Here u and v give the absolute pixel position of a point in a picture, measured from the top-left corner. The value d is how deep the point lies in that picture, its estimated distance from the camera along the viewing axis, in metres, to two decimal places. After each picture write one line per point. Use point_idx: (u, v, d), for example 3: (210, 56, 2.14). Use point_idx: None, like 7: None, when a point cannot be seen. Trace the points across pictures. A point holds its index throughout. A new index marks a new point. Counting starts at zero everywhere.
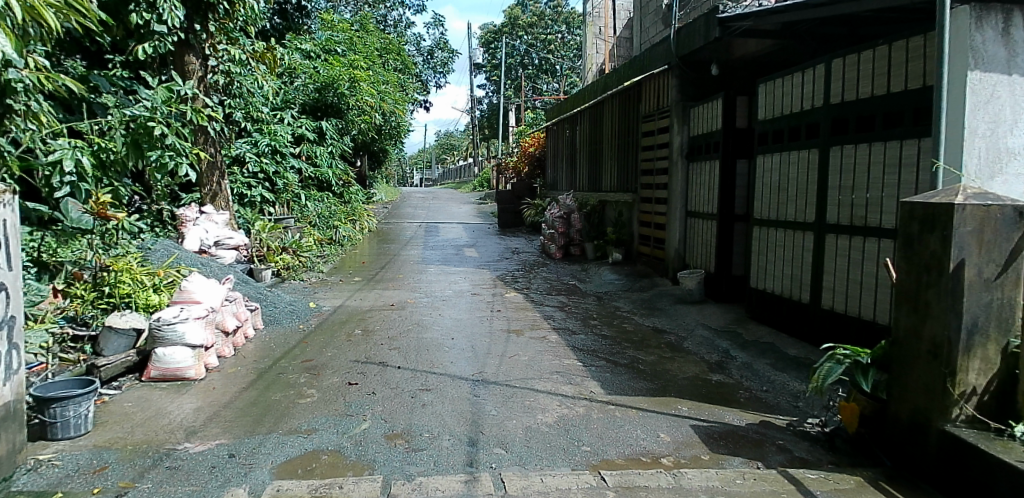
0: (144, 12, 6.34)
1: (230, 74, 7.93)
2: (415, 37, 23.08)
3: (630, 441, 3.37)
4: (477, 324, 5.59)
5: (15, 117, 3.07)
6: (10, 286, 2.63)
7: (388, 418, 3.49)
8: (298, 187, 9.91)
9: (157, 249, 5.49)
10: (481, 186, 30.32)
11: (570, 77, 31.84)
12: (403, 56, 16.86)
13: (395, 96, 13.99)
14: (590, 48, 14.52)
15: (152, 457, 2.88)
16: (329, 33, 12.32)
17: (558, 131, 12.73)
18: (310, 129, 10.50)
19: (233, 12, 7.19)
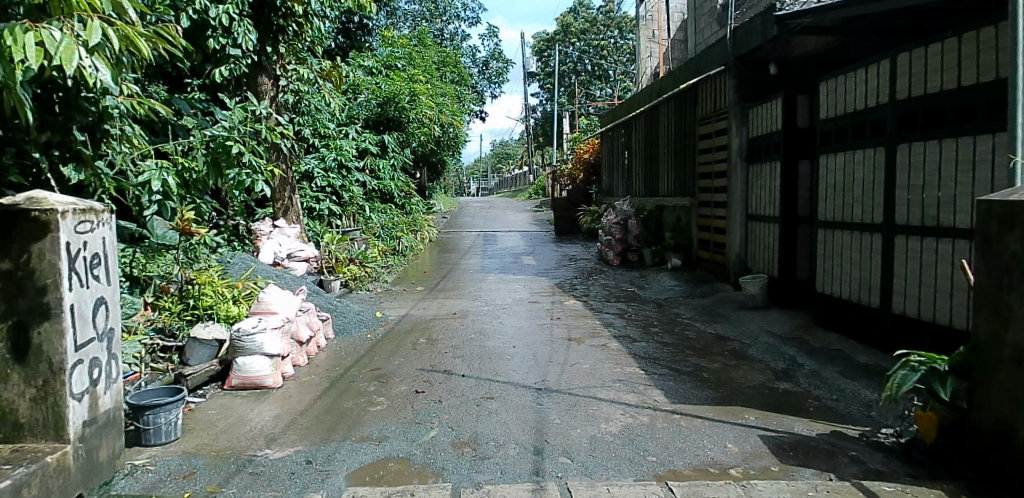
0: (221, 37, 6.70)
1: (299, 93, 8.25)
2: (470, 49, 23.41)
3: (697, 452, 3.31)
4: (539, 332, 5.60)
5: (114, 143, 3.25)
6: (110, 299, 2.82)
7: (455, 425, 3.54)
8: (363, 200, 10.17)
9: (235, 263, 5.71)
10: (537, 194, 30.52)
11: (624, 82, 31.83)
12: (460, 69, 17.18)
13: (453, 108, 14.34)
14: (644, 52, 14.41)
15: (235, 463, 3.01)
16: (390, 50, 12.60)
17: (612, 135, 12.65)
18: (374, 143, 10.78)
19: (302, 33, 7.48)
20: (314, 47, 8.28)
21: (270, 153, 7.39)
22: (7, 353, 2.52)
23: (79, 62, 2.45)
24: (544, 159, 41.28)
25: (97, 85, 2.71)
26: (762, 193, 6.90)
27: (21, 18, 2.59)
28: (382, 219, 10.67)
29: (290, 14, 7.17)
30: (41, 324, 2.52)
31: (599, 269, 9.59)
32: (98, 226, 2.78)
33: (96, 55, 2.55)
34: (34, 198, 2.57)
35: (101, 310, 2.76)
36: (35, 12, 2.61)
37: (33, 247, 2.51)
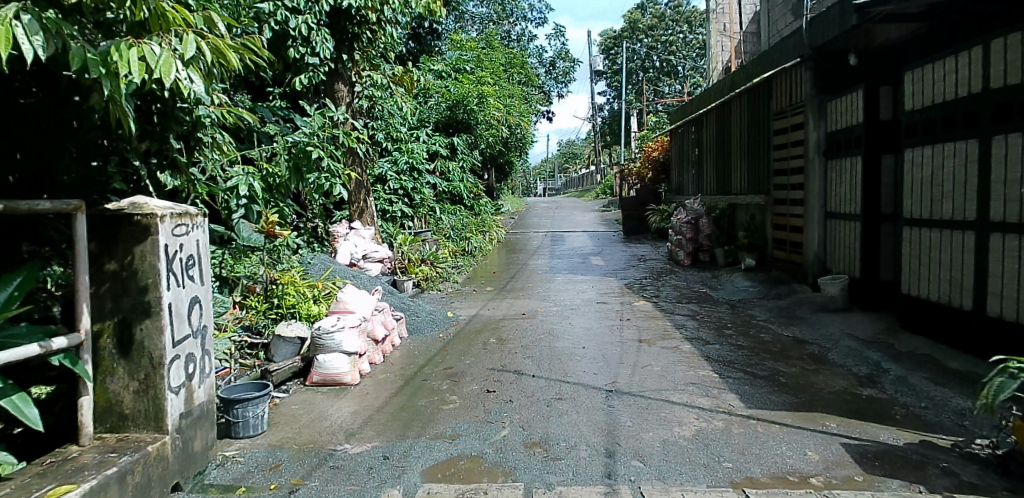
0: (300, 47, 7.04)
1: (373, 98, 8.54)
2: (537, 50, 23.57)
3: (774, 459, 3.18)
4: (608, 333, 5.54)
5: (206, 150, 3.42)
6: (203, 298, 3.01)
7: (526, 425, 3.55)
8: (433, 201, 10.37)
9: (315, 264, 5.96)
10: (605, 193, 30.34)
11: (692, 78, 31.18)
12: (527, 69, 17.31)
13: (520, 109, 14.51)
14: (714, 46, 14.05)
15: (317, 457, 3.13)
16: (458, 53, 12.75)
17: (682, 133, 12.36)
18: (444, 146, 11.01)
19: (375, 39, 7.70)
20: (386, 53, 8.50)
21: (347, 157, 7.64)
22: (113, 348, 2.71)
23: (177, 75, 2.60)
24: (611, 158, 40.86)
25: (192, 96, 2.88)
26: (842, 189, 6.58)
27: (124, 35, 2.78)
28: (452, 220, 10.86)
29: (364, 22, 7.40)
30: (142, 321, 2.69)
31: (669, 269, 9.39)
32: (193, 229, 2.96)
33: (192, 68, 2.69)
34: (136, 203, 2.76)
35: (196, 308, 2.94)
36: (137, 29, 2.80)
37: (136, 249, 2.69)
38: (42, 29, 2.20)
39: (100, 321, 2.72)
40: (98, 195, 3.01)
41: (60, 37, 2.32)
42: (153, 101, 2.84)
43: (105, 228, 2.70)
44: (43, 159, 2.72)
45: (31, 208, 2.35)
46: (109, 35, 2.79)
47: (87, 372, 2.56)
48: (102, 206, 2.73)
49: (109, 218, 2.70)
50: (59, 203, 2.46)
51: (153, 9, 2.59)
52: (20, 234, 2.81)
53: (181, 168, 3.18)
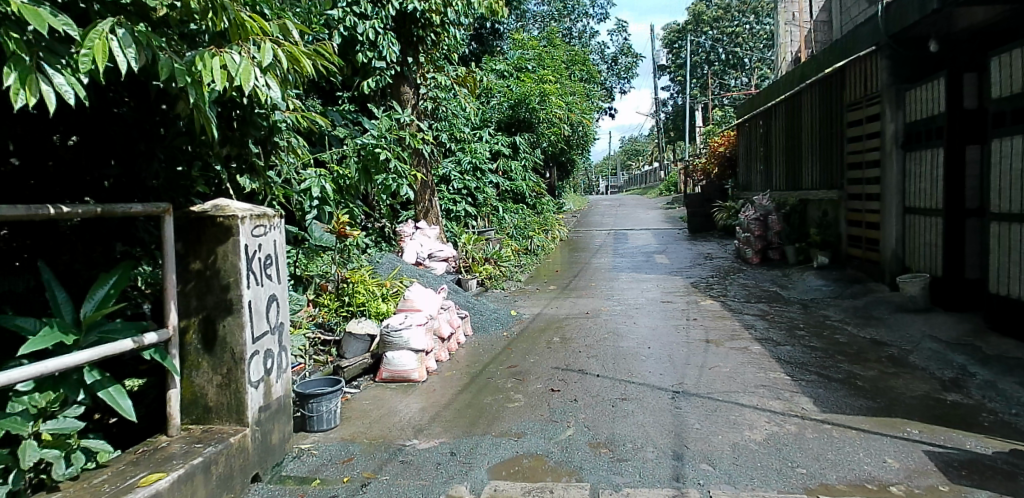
0: (368, 51, 7.20)
1: (438, 100, 8.37)
2: (599, 46, 23.42)
3: (851, 466, 3.03)
4: (674, 333, 5.43)
5: (282, 154, 3.54)
6: (280, 296, 3.13)
7: (591, 426, 3.51)
8: (496, 201, 10.46)
9: (383, 263, 6.13)
10: (669, 190, 29.85)
11: (759, 70, 30.53)
12: (589, 66, 17.23)
13: (582, 107, 14.58)
14: (783, 36, 13.54)
15: (388, 451, 3.20)
16: (520, 52, 12.91)
17: (750, 127, 11.98)
18: (506, 145, 11.12)
19: (439, 42, 8.01)
20: (450, 55, 8.62)
21: (413, 159, 7.78)
22: (198, 343, 2.86)
23: (256, 83, 2.70)
24: (673, 154, 40.12)
25: (268, 102, 2.99)
26: (923, 183, 6.22)
27: (206, 45, 2.91)
28: (514, 219, 10.97)
29: (429, 25, 7.65)
30: (225, 318, 2.83)
31: (737, 268, 9.11)
32: (271, 229, 3.09)
33: (269, 75, 2.79)
34: (218, 206, 2.89)
35: (273, 306, 3.06)
36: (217, 39, 2.94)
37: (218, 249, 2.83)
38: (134, 41, 2.33)
39: (185, 317, 2.87)
40: (183, 197, 3.12)
41: (151, 49, 2.46)
42: (233, 108, 2.96)
43: (189, 229, 2.86)
44: (134, 165, 2.88)
45: (124, 211, 2.50)
46: (192, 45, 2.94)
47: (175, 366, 2.70)
48: (187, 209, 2.89)
49: (193, 220, 2.85)
50: (149, 206, 2.61)
51: (232, 20, 2.70)
52: (114, 234, 2.94)
53: (258, 170, 3.34)
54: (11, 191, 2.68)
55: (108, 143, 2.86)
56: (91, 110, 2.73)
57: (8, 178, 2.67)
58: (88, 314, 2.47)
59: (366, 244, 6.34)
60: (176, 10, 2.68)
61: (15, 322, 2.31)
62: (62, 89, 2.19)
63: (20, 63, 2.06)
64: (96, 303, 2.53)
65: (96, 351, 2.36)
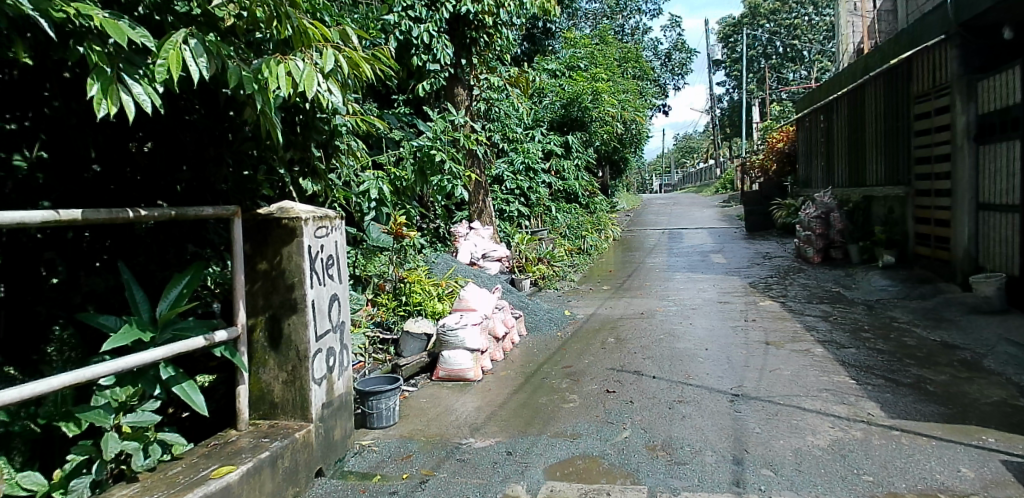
0: (423, 54, 7.29)
1: (491, 101, 8.58)
2: (652, 42, 23.13)
3: (922, 474, 2.90)
4: (732, 335, 5.30)
5: (343, 157, 3.60)
6: (341, 295, 3.21)
7: (648, 428, 3.46)
8: (548, 201, 10.46)
9: (439, 263, 6.21)
10: (726, 188, 29.33)
11: (820, 62, 29.71)
12: (642, 63, 17.06)
13: (635, 104, 14.44)
14: (845, 27, 13.03)
15: (446, 449, 3.24)
16: (572, 51, 12.88)
17: (811, 123, 11.56)
18: (558, 144, 11.15)
19: (492, 43, 8.02)
20: (502, 56, 8.68)
21: (467, 160, 7.84)
22: (265, 341, 2.96)
23: (318, 88, 2.77)
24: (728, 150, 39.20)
25: (329, 106, 3.05)
26: (998, 178, 5.87)
27: (271, 53, 3.00)
28: (566, 219, 10.95)
29: (482, 27, 7.72)
30: (290, 316, 2.91)
31: (797, 268, 8.83)
32: (332, 231, 3.17)
33: (330, 80, 2.85)
34: (283, 208, 2.98)
35: (335, 305, 3.15)
36: (281, 46, 3.01)
37: (283, 250, 2.92)
38: (205, 51, 2.44)
39: (253, 316, 2.97)
40: (250, 200, 3.30)
41: (220, 58, 2.55)
42: (297, 113, 3.04)
43: (257, 231, 2.96)
44: (204, 170, 3.06)
45: (196, 215, 2.62)
46: (258, 53, 3.03)
47: (243, 363, 2.80)
48: (255, 211, 2.99)
49: (261, 222, 2.95)
50: (219, 209, 2.72)
51: (296, 27, 2.78)
52: (187, 236, 3.14)
53: (319, 173, 3.35)
54: (92, 196, 2.80)
55: (180, 150, 3.00)
56: (166, 117, 2.85)
57: (90, 184, 2.80)
58: (163, 313, 2.59)
59: (422, 245, 6.45)
60: (242, 19, 2.80)
61: (99, 321, 2.43)
62: (141, 97, 2.31)
63: (102, 74, 2.19)
64: (170, 303, 2.63)
65: (171, 348, 2.47)
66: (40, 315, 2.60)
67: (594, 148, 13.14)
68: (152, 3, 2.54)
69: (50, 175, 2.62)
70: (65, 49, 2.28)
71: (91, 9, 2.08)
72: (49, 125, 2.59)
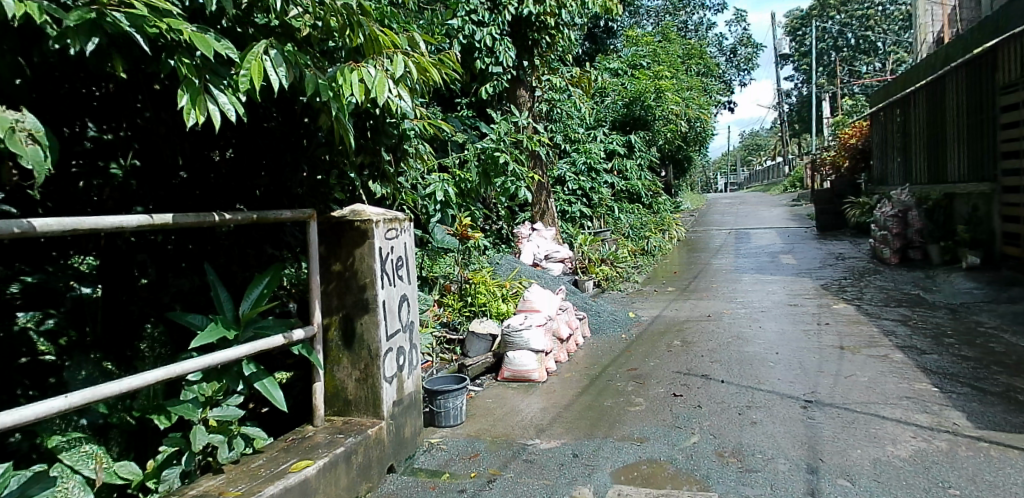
0: (485, 58, 7.38)
1: (553, 101, 8.67)
2: (717, 38, 22.82)
3: (1014, 489, 2.72)
4: (804, 339, 5.12)
5: (411, 160, 3.67)
6: (410, 295, 3.29)
7: (717, 434, 3.39)
8: (611, 201, 10.41)
9: (503, 264, 6.27)
10: (795, 186, 28.42)
11: (896, 53, 28.43)
12: (706, 59, 16.74)
13: (700, 102, 14.18)
14: (923, 16, 12.36)
15: (512, 450, 3.26)
16: (634, 49, 13.13)
17: (886, 118, 11.04)
18: (621, 144, 11.15)
19: (554, 44, 8.00)
20: (564, 56, 8.70)
21: (530, 161, 7.87)
22: (339, 340, 3.04)
23: (389, 94, 2.84)
24: (796, 147, 37.80)
25: (398, 111, 3.11)
26: None
27: (343, 61, 3.07)
28: (630, 219, 10.85)
29: (544, 27, 7.69)
30: (362, 316, 3.00)
31: (872, 269, 8.45)
32: (402, 233, 3.25)
33: (400, 86, 2.91)
34: (355, 211, 3.06)
35: (404, 305, 3.22)
36: (352, 54, 3.08)
37: (356, 252, 3.01)
38: (284, 61, 2.53)
39: (328, 316, 3.07)
40: (323, 204, 3.37)
41: (298, 67, 2.64)
42: (367, 118, 3.13)
43: (331, 233, 3.06)
44: (281, 176, 3.17)
45: (275, 218, 2.73)
46: (331, 61, 3.11)
47: (319, 360, 2.91)
48: (329, 214, 3.09)
49: (334, 224, 3.04)
50: (297, 212, 2.83)
51: (368, 35, 2.86)
52: (264, 239, 3.29)
53: (389, 177, 3.42)
54: (180, 201, 2.97)
55: (259, 156, 3.12)
56: (246, 125, 2.97)
57: (177, 190, 2.97)
58: (245, 312, 2.69)
59: (487, 247, 6.54)
60: (317, 29, 2.88)
61: (188, 320, 2.55)
62: (225, 107, 2.41)
63: (190, 86, 2.30)
64: (252, 302, 2.74)
65: (253, 346, 2.59)
66: (133, 314, 2.80)
67: (657, 147, 12.99)
68: (234, 16, 2.65)
69: (143, 181, 2.81)
70: (158, 63, 2.40)
71: (180, 24, 2.18)
72: (142, 135, 2.74)
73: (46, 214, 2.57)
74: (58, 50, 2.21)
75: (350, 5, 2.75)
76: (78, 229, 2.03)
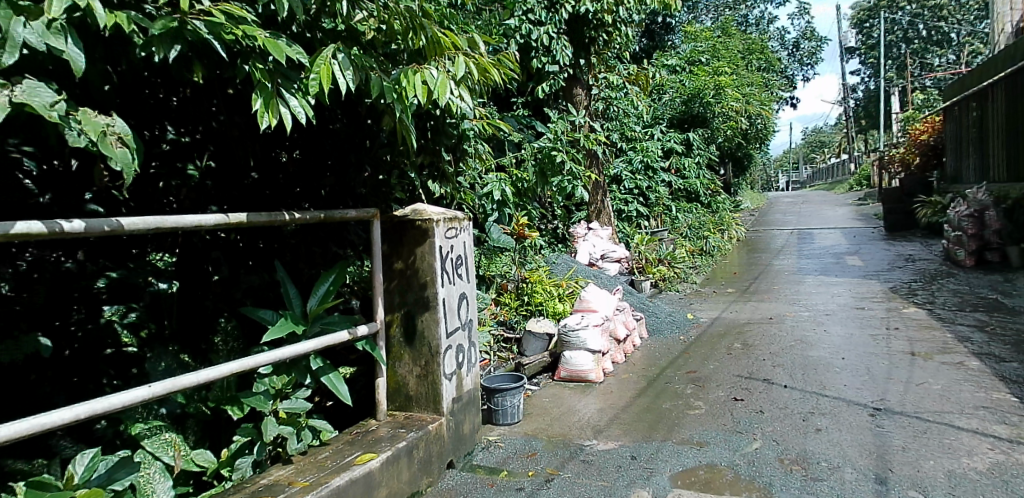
0: (542, 57, 7.38)
1: (609, 99, 8.64)
2: (779, 32, 22.37)
3: None
4: (872, 344, 4.94)
5: (470, 160, 3.72)
6: (468, 293, 3.33)
7: (780, 440, 3.30)
8: (668, 200, 10.28)
9: (560, 263, 6.28)
10: (861, 184, 27.40)
11: (972, 44, 27.04)
12: (767, 54, 16.31)
13: (761, 98, 13.82)
14: (1002, 3, 11.67)
15: (569, 450, 3.26)
16: (693, 45, 12.96)
17: (961, 112, 10.50)
18: (679, 142, 11.01)
19: (611, 41, 7.94)
20: (621, 54, 8.64)
21: (587, 160, 7.84)
22: (401, 337, 3.11)
23: (450, 96, 2.88)
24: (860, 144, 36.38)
25: (458, 111, 3.14)
26: None
27: (405, 63, 3.12)
28: (687, 219, 10.69)
29: (601, 25, 7.64)
30: (423, 313, 3.06)
31: (945, 272, 8.06)
32: (461, 232, 3.28)
33: (461, 87, 2.95)
34: (416, 210, 3.11)
35: (463, 303, 3.27)
36: (415, 57, 3.12)
37: (417, 250, 3.07)
38: (351, 64, 2.59)
39: (390, 313, 3.14)
40: (385, 204, 3.45)
41: (364, 70, 2.70)
42: (428, 119, 3.17)
43: (394, 232, 3.12)
44: (345, 177, 3.27)
45: (341, 217, 2.81)
46: (394, 64, 3.16)
47: (381, 356, 2.99)
48: (391, 212, 3.15)
49: (397, 223, 3.10)
50: (361, 211, 2.89)
51: (430, 37, 2.87)
52: (329, 238, 3.40)
53: (447, 177, 3.49)
54: (251, 200, 3.09)
55: (324, 157, 3.23)
56: (313, 127, 3.06)
57: (249, 190, 3.08)
58: (313, 308, 2.77)
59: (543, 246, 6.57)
60: (381, 32, 2.95)
61: (259, 315, 2.65)
62: (296, 110, 2.49)
63: (264, 90, 2.37)
64: (319, 299, 2.82)
65: (320, 342, 2.67)
66: (208, 309, 2.92)
67: (716, 145, 12.78)
68: (304, 22, 2.74)
69: (218, 182, 2.98)
70: (233, 69, 2.50)
71: (255, 31, 2.25)
72: (217, 138, 2.89)
73: (129, 213, 2.69)
74: (143, 58, 2.33)
75: (412, 8, 2.78)
76: (161, 227, 2.14)
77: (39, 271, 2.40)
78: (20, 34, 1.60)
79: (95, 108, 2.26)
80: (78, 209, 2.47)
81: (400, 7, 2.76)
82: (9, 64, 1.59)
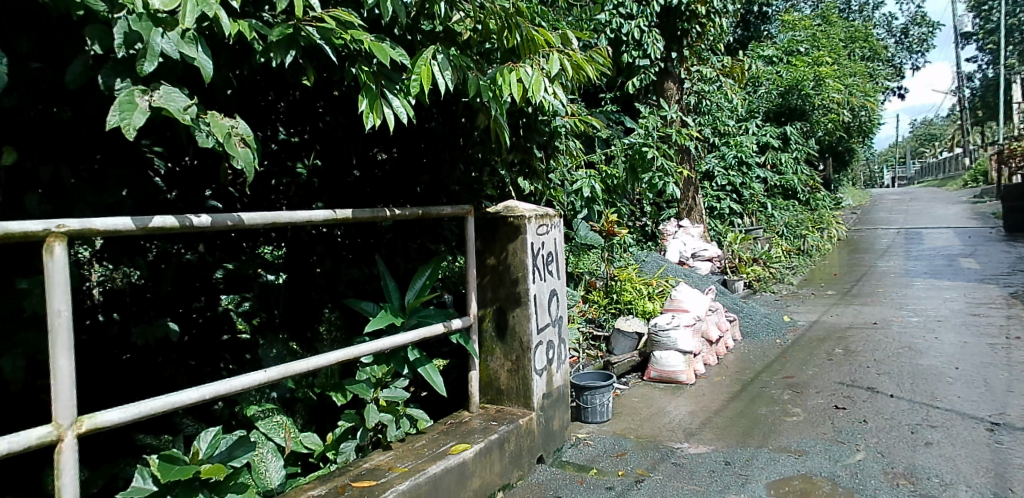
0: (633, 51, 7.26)
1: (702, 93, 8.44)
2: (885, 18, 21.12)
3: None
4: (991, 354, 4.58)
5: (561, 157, 3.73)
6: (559, 290, 3.34)
7: (884, 452, 3.14)
8: (763, 197, 9.94)
9: (650, 262, 6.22)
10: (978, 180, 25.34)
11: None
12: (872, 42, 15.38)
13: (865, 88, 13.04)
14: None
15: (660, 451, 3.23)
16: (792, 34, 12.62)
17: None
18: (775, 136, 10.58)
19: (704, 33, 7.74)
20: (715, 45, 8.47)
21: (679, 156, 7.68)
22: (493, 331, 3.17)
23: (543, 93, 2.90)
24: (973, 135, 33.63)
25: (550, 108, 3.14)
26: None
27: (499, 61, 3.15)
28: (784, 217, 10.27)
29: (694, 16, 7.49)
30: (514, 309, 3.10)
31: None
32: (552, 229, 3.29)
33: (555, 84, 2.96)
34: (508, 207, 3.15)
35: (553, 300, 3.28)
36: (509, 55, 3.14)
37: (509, 246, 3.10)
38: (450, 64, 2.64)
39: (482, 307, 3.20)
40: (476, 201, 3.51)
41: (461, 70, 2.74)
42: (520, 117, 3.20)
43: (486, 228, 3.17)
44: (440, 174, 3.33)
45: (437, 213, 2.88)
46: (488, 62, 3.21)
47: (473, 350, 3.06)
48: (484, 209, 3.20)
49: (490, 219, 3.15)
50: (457, 207, 2.95)
51: (524, 36, 2.89)
52: (425, 234, 3.48)
53: (539, 173, 3.51)
54: (352, 197, 3.23)
55: (421, 155, 3.30)
56: (411, 126, 3.15)
57: (351, 187, 3.22)
58: (411, 301, 2.86)
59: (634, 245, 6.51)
60: (477, 32, 2.98)
61: (361, 306, 2.75)
62: (398, 110, 2.57)
63: (369, 91, 2.46)
64: (416, 292, 2.91)
65: (417, 333, 2.75)
66: (313, 300, 3.07)
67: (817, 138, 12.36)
68: (406, 25, 2.81)
69: (323, 180, 3.14)
70: (340, 72, 2.58)
71: (362, 34, 2.30)
72: (323, 138, 3.01)
73: (243, 209, 2.91)
74: (262, 65, 2.46)
75: (507, 7, 2.81)
76: (276, 223, 2.20)
77: (166, 261, 2.55)
78: (159, 43, 1.69)
79: (219, 111, 2.43)
80: (200, 205, 2.65)
81: (495, 6, 2.78)
82: (150, 71, 1.68)
